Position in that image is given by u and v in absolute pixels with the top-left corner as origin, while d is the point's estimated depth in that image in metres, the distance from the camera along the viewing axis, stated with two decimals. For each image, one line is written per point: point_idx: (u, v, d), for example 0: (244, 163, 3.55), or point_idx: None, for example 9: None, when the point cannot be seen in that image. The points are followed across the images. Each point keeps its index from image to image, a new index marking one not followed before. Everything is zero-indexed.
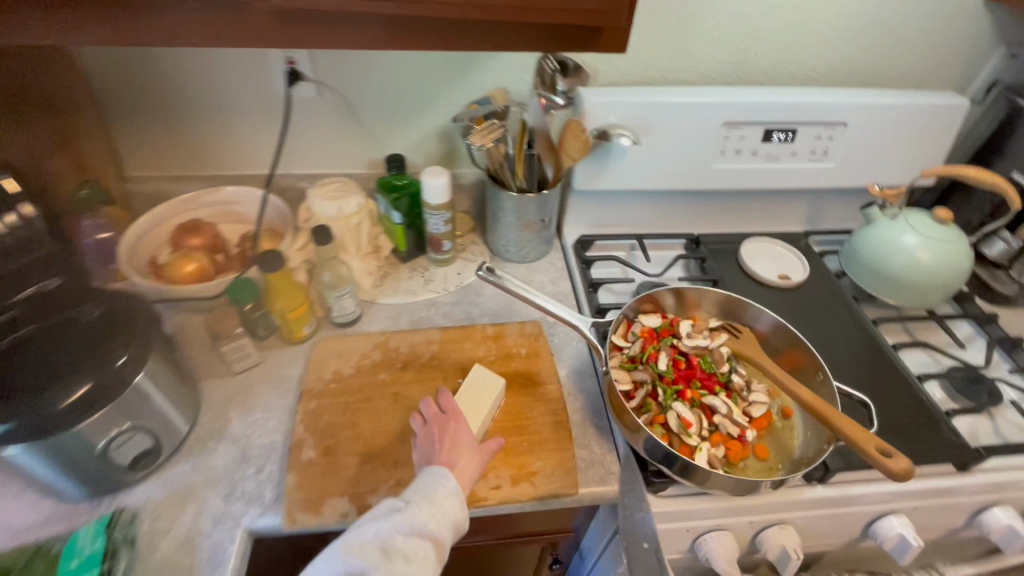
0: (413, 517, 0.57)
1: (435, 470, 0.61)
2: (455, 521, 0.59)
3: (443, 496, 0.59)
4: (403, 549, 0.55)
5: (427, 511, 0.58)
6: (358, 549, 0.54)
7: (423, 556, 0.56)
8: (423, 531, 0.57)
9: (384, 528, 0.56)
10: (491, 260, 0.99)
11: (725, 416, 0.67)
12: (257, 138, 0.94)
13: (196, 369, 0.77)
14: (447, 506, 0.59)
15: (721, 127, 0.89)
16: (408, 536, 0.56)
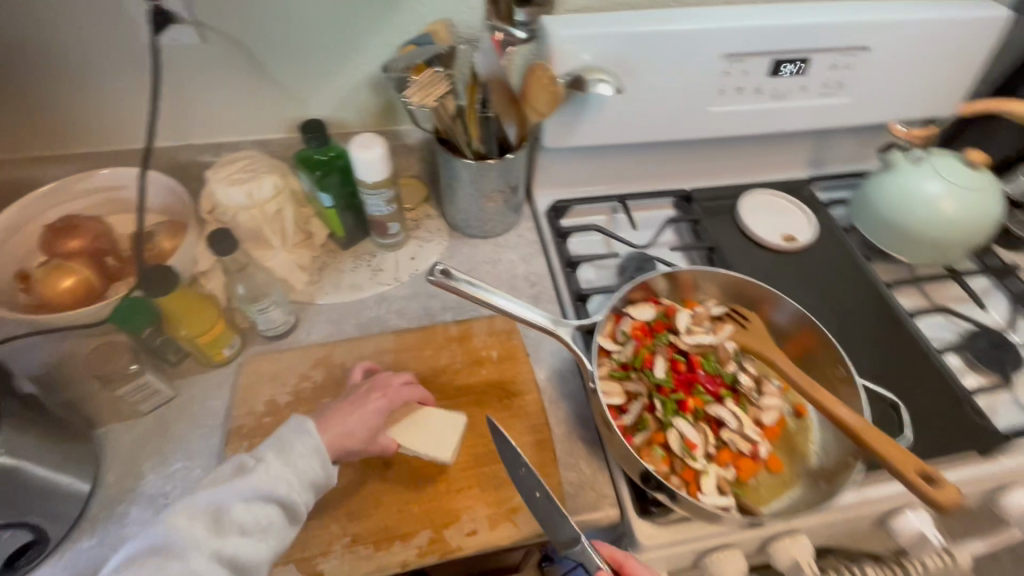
0: (259, 479, 0.52)
1: (294, 427, 0.56)
2: (313, 483, 0.54)
3: (300, 457, 0.54)
4: (240, 517, 0.50)
5: (277, 471, 0.52)
6: (188, 516, 0.49)
7: (265, 522, 0.50)
8: (270, 495, 0.51)
9: (225, 491, 0.51)
10: (450, 238, 0.83)
11: (735, 430, 0.57)
12: (133, 102, 0.73)
13: (93, 412, 0.62)
14: (301, 466, 0.53)
15: (721, 60, 0.72)
16: (251, 501, 0.50)
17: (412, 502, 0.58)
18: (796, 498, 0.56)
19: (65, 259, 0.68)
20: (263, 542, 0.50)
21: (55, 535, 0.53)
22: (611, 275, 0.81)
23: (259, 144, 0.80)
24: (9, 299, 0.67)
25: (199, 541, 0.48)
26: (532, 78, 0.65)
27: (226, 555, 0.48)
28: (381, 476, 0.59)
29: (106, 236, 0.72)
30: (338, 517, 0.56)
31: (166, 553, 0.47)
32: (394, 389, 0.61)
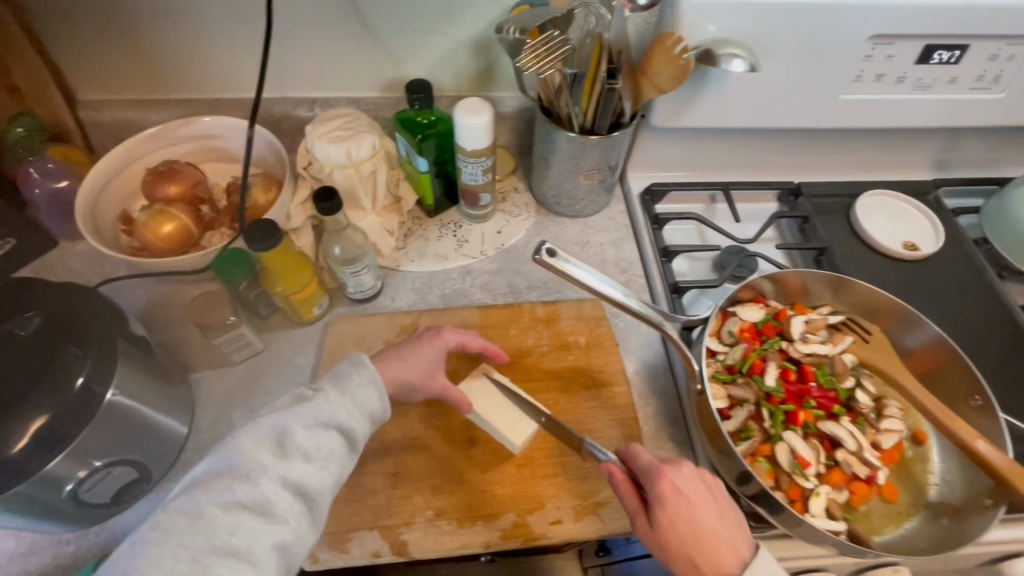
0: (320, 407, 0.50)
1: (352, 361, 0.54)
2: (371, 415, 0.52)
3: (358, 387, 0.52)
4: (304, 443, 0.48)
5: (338, 401, 0.51)
6: (251, 441, 0.47)
7: (329, 451, 0.49)
8: (331, 423, 0.50)
9: (287, 417, 0.48)
10: (537, 214, 0.80)
11: (851, 450, 0.53)
12: (236, 50, 0.71)
13: (188, 357, 0.63)
14: (359, 396, 0.52)
15: (866, 43, 0.64)
16: (314, 428, 0.49)
17: (496, 483, 0.56)
18: (912, 531, 0.52)
19: (165, 204, 0.68)
20: (327, 470, 0.48)
21: (156, 476, 0.54)
22: (706, 269, 0.76)
23: (352, 102, 0.78)
24: (113, 240, 0.69)
25: (265, 466, 0.46)
26: (658, 47, 0.59)
27: (291, 480, 0.46)
28: (466, 453, 0.58)
29: (202, 183, 0.71)
30: (422, 489, 0.56)
31: (232, 475, 0.45)
32: (443, 335, 0.59)
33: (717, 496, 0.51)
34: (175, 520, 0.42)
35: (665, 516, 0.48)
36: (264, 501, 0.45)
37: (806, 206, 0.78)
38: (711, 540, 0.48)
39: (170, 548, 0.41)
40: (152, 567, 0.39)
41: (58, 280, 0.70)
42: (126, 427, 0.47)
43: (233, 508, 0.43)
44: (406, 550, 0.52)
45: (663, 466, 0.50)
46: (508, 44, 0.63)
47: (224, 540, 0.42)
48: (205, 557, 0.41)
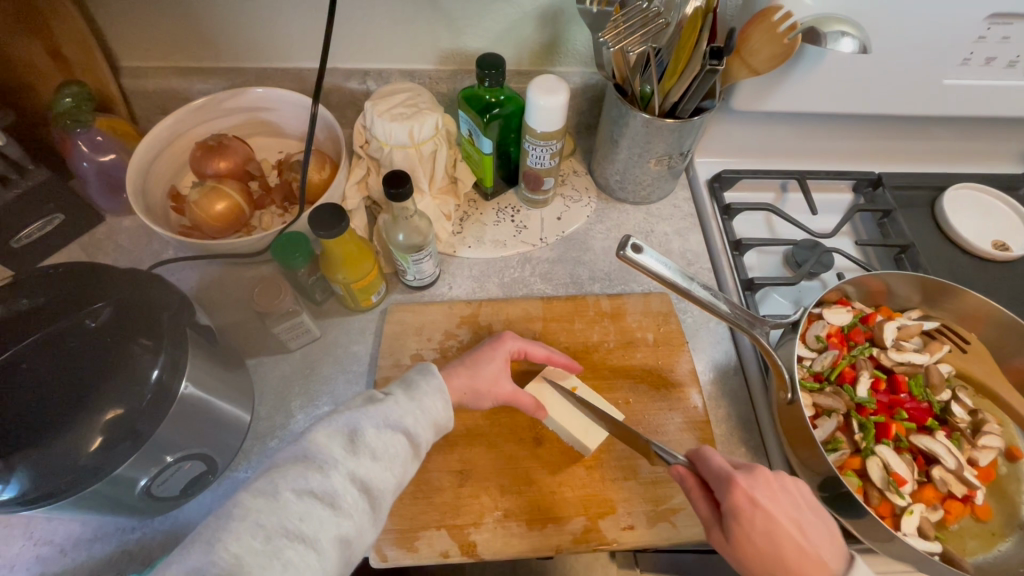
0: (389, 410, 0.49)
1: (420, 368, 0.53)
2: (435, 423, 0.51)
3: (427, 394, 0.51)
4: (373, 442, 0.46)
5: (406, 407, 0.49)
6: (326, 434, 0.46)
7: (396, 452, 0.47)
8: (399, 426, 0.48)
9: (359, 416, 0.47)
10: (598, 200, 0.76)
11: (949, 468, 0.50)
12: (289, 16, 0.66)
13: (245, 343, 0.62)
14: (426, 404, 0.50)
15: (983, 22, 0.58)
16: (382, 429, 0.47)
17: (565, 485, 0.54)
18: (1006, 553, 0.49)
19: (217, 181, 0.64)
20: (392, 472, 0.47)
21: (221, 467, 0.53)
22: (778, 264, 0.71)
23: (406, 74, 0.72)
24: (164, 218, 0.66)
25: (337, 460, 0.45)
26: (759, 23, 0.54)
27: (359, 477, 0.45)
28: (533, 452, 0.56)
29: (252, 160, 0.68)
30: (490, 489, 0.54)
31: (304, 464, 0.44)
32: (505, 341, 0.57)
33: (795, 501, 0.46)
34: (253, 501, 0.41)
35: (738, 523, 0.45)
36: (332, 492, 0.43)
37: (887, 199, 0.73)
38: (795, 556, 0.44)
39: (245, 526, 0.39)
40: (230, 543, 0.38)
41: (107, 258, 0.68)
42: (196, 419, 0.46)
43: (306, 495, 0.42)
44: (475, 551, 0.51)
45: (733, 473, 0.46)
46: (589, 17, 0.59)
47: (295, 525, 0.41)
48: (276, 538, 0.40)
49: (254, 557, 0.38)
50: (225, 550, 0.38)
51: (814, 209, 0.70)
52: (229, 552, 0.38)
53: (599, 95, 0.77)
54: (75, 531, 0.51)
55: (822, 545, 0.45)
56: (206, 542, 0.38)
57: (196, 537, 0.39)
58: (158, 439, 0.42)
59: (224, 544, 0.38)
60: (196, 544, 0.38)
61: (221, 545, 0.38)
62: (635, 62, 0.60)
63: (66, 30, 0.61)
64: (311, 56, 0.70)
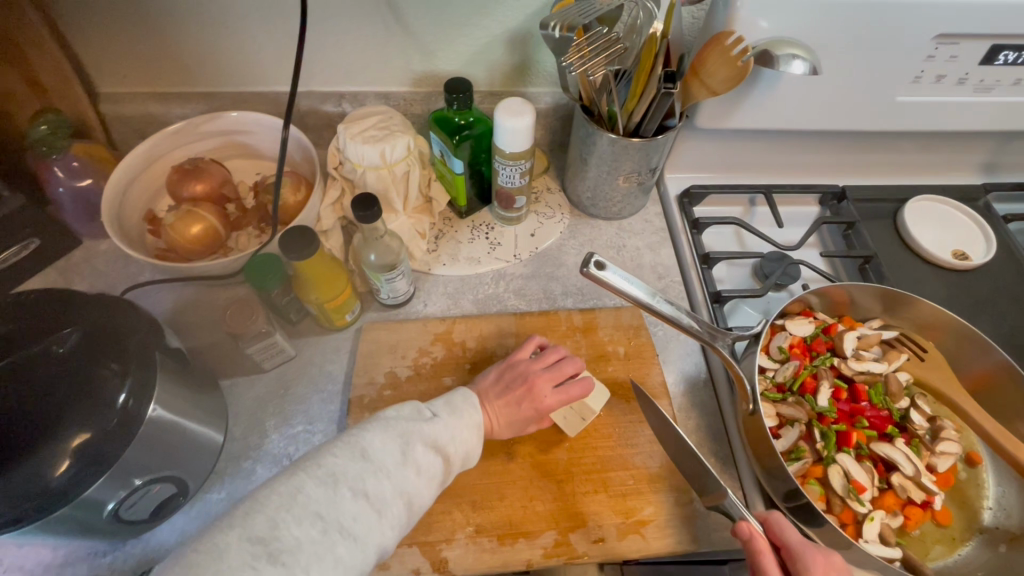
0: (437, 431, 0.50)
1: (465, 396, 0.55)
2: (471, 452, 0.52)
3: (469, 424, 0.53)
4: (421, 459, 0.48)
5: (450, 431, 0.51)
6: (383, 438, 0.47)
7: (435, 474, 0.49)
8: (442, 449, 0.50)
9: (412, 430, 0.49)
10: (571, 215, 0.78)
11: (908, 475, 0.51)
12: (262, 43, 0.67)
13: (219, 364, 0.62)
14: (467, 435, 0.52)
15: (930, 43, 0.61)
16: (429, 449, 0.49)
17: (537, 499, 0.55)
18: (965, 557, 0.51)
19: (193, 204, 0.65)
20: (429, 490, 0.48)
21: (193, 489, 0.53)
22: (747, 276, 0.73)
23: (380, 96, 0.74)
24: (140, 241, 0.67)
25: (388, 467, 0.46)
26: (714, 46, 0.56)
27: (405, 490, 0.46)
28: (504, 467, 0.57)
29: (229, 182, 0.69)
30: (462, 505, 0.54)
31: (360, 463, 0.45)
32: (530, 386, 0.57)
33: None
34: (315, 488, 0.42)
35: None
36: (382, 499, 0.44)
37: (850, 211, 0.76)
38: None
39: (304, 512, 0.40)
40: (290, 526, 0.39)
41: (83, 281, 0.68)
42: (167, 441, 0.47)
43: (361, 496, 0.43)
44: (446, 567, 0.51)
45: (816, 549, 0.45)
46: (552, 41, 0.60)
47: (348, 523, 0.42)
48: (332, 533, 0.40)
49: (312, 547, 0.39)
50: (287, 530, 0.39)
51: (780, 222, 0.72)
52: (292, 533, 0.39)
53: (570, 114, 0.79)
54: (45, 556, 0.51)
55: None
56: (267, 514, 0.39)
57: (261, 504, 0.40)
58: (125, 463, 0.43)
59: (285, 529, 0.39)
60: (260, 515, 0.39)
61: (281, 524, 0.39)
62: (599, 84, 0.62)
63: (44, 59, 0.63)
64: (286, 80, 0.72)
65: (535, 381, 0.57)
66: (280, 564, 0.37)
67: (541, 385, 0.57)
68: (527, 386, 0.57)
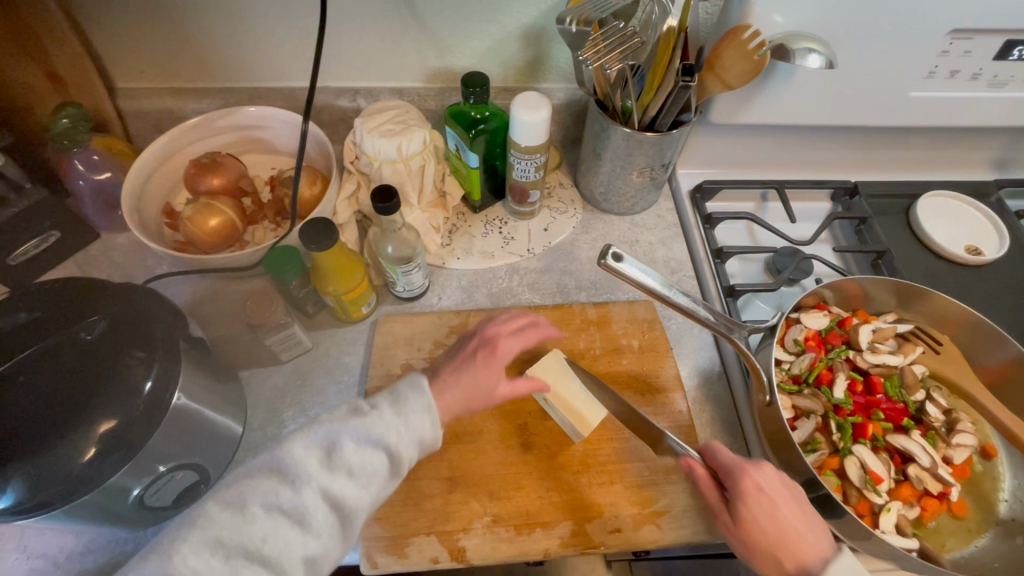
0: (372, 425, 0.48)
1: (410, 381, 0.51)
2: (420, 441, 0.50)
3: (414, 411, 0.49)
4: (350, 459, 0.46)
5: (390, 422, 0.48)
6: (303, 447, 0.45)
7: (373, 472, 0.47)
8: (380, 444, 0.47)
9: (339, 430, 0.47)
10: (584, 210, 0.78)
11: (924, 466, 0.52)
12: (280, 38, 0.68)
13: (237, 355, 0.63)
14: (413, 422, 0.49)
15: (944, 38, 0.61)
16: (361, 446, 0.47)
17: (553, 490, 0.55)
18: (982, 548, 0.51)
19: (210, 198, 0.65)
20: (368, 490, 0.46)
21: (213, 478, 0.54)
22: (760, 271, 0.73)
23: (395, 92, 0.75)
24: (158, 234, 0.67)
25: (310, 475, 0.45)
26: (730, 40, 0.56)
27: (331, 494, 0.45)
28: (520, 458, 0.57)
29: (245, 176, 0.70)
30: (479, 495, 0.55)
31: (277, 476, 0.44)
32: (498, 348, 0.56)
33: (800, 499, 0.48)
34: (220, 513, 0.41)
35: (747, 511, 0.47)
36: (302, 510, 0.43)
37: (863, 207, 0.76)
38: (793, 538, 0.46)
39: (204, 540, 0.40)
40: (188, 559, 0.39)
41: (102, 274, 0.69)
42: (189, 429, 0.47)
43: (275, 512, 0.43)
44: (464, 556, 0.52)
45: (746, 464, 0.49)
46: (569, 36, 0.61)
47: (257, 545, 0.41)
48: (238, 559, 0.40)
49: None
50: (184, 563, 0.39)
51: (792, 217, 0.72)
52: (188, 566, 0.39)
53: (583, 110, 0.79)
54: (69, 543, 0.51)
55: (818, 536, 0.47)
56: (165, 551, 0.39)
57: (152, 547, 0.40)
58: (151, 449, 0.43)
59: (182, 559, 0.39)
60: (152, 555, 0.39)
61: (178, 558, 0.39)
62: (614, 79, 0.63)
63: (64, 54, 0.64)
64: (302, 75, 0.72)
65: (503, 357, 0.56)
66: None
67: (502, 340, 0.57)
68: (486, 340, 0.57)
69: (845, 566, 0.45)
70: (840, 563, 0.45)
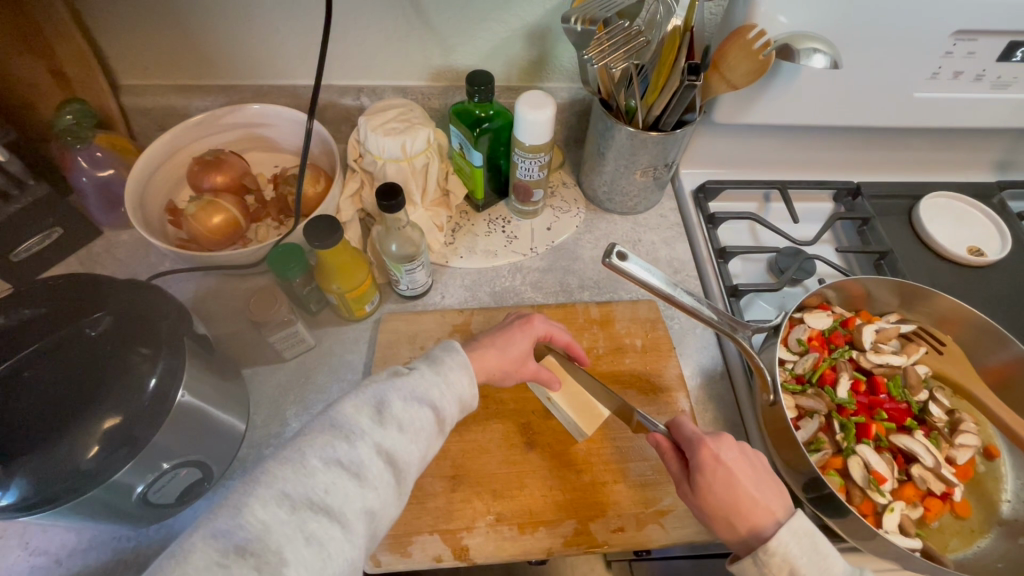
0: (415, 383, 0.49)
1: (445, 346, 0.54)
2: (460, 398, 0.51)
3: (451, 369, 0.51)
4: (400, 414, 0.47)
5: (432, 380, 0.50)
6: (354, 406, 0.47)
7: (421, 425, 0.48)
8: (425, 399, 0.49)
9: (385, 388, 0.48)
10: (587, 210, 0.78)
11: (928, 466, 0.52)
12: (284, 36, 0.68)
13: (240, 353, 0.63)
14: (452, 378, 0.51)
15: (949, 39, 0.61)
16: (409, 401, 0.48)
17: (556, 489, 0.55)
18: (984, 549, 0.51)
19: (214, 195, 0.65)
20: (417, 445, 0.47)
21: (217, 475, 0.53)
22: (762, 271, 0.73)
23: (398, 91, 0.75)
24: (161, 231, 0.67)
25: (363, 430, 0.45)
26: (736, 40, 0.56)
27: (385, 448, 0.45)
28: (524, 456, 0.57)
29: (249, 174, 0.70)
30: (482, 494, 0.55)
31: (332, 433, 0.44)
32: (534, 323, 0.59)
33: (758, 468, 0.49)
34: (280, 468, 0.42)
35: (703, 480, 0.48)
36: (359, 463, 0.44)
37: (865, 207, 0.76)
38: (747, 506, 0.47)
39: (270, 493, 0.40)
40: (255, 508, 0.39)
41: (104, 271, 0.69)
42: (193, 426, 0.47)
43: (333, 465, 0.43)
44: (467, 555, 0.52)
45: (704, 436, 0.50)
46: (574, 36, 0.61)
47: (320, 497, 0.41)
48: (302, 509, 0.40)
49: (281, 527, 0.39)
50: (252, 515, 0.39)
51: (795, 217, 0.73)
52: (256, 518, 0.39)
53: (586, 109, 0.80)
54: (72, 540, 0.51)
55: (777, 504, 0.47)
56: (233, 506, 0.39)
57: (223, 502, 0.40)
58: (156, 446, 0.43)
59: (250, 510, 0.39)
60: (223, 509, 0.39)
61: (248, 510, 0.39)
62: (619, 78, 0.63)
63: (69, 50, 0.64)
64: (306, 73, 0.72)
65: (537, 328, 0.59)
66: (248, 553, 0.37)
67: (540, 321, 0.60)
68: (526, 317, 0.60)
69: (794, 528, 0.45)
70: (792, 527, 0.45)
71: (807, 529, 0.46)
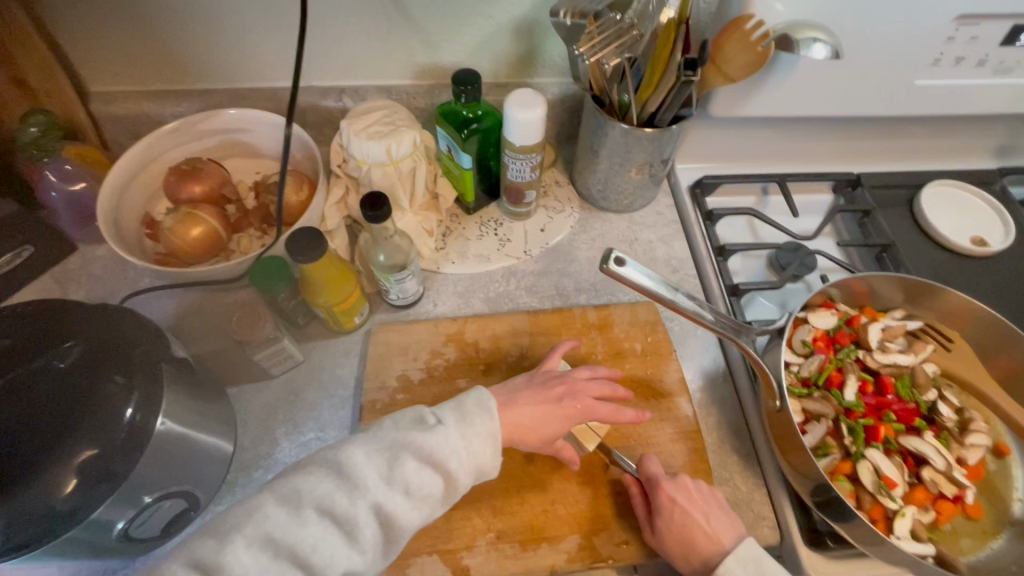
0: (436, 444, 0.46)
1: (479, 399, 0.50)
2: (478, 469, 0.48)
3: (476, 437, 0.47)
4: (411, 478, 0.45)
5: (453, 445, 0.47)
6: (367, 455, 0.45)
7: (428, 493, 0.45)
8: (440, 465, 0.46)
9: (404, 443, 0.46)
10: (581, 209, 0.76)
11: (940, 469, 0.51)
12: (260, 37, 0.65)
13: (225, 372, 0.60)
14: (474, 447, 0.47)
15: (950, 24, 0.59)
16: (423, 465, 0.45)
17: (558, 502, 0.54)
18: (998, 551, 0.50)
19: (191, 206, 0.62)
20: (419, 511, 0.45)
21: (204, 502, 0.51)
22: (763, 268, 0.71)
23: (382, 90, 0.72)
24: (137, 246, 0.65)
25: (368, 487, 0.43)
26: (732, 32, 0.54)
27: (385, 510, 0.44)
28: (524, 470, 0.55)
29: (228, 183, 0.67)
30: (482, 510, 0.53)
31: (339, 483, 0.43)
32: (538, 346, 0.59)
33: (710, 499, 0.51)
34: (274, 510, 0.41)
35: (661, 520, 0.50)
36: (353, 522, 0.42)
37: (866, 198, 0.74)
38: (699, 540, 0.49)
39: (256, 535, 0.40)
40: (239, 547, 0.39)
41: (80, 288, 0.66)
42: (176, 456, 0.45)
43: (328, 517, 0.42)
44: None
45: (663, 477, 0.52)
46: (563, 30, 0.58)
47: (307, 550, 0.40)
48: (284, 561, 0.40)
49: (259, 574, 0.39)
50: (234, 556, 0.39)
51: (795, 212, 0.71)
52: (238, 560, 0.39)
53: (578, 105, 0.77)
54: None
55: (730, 535, 0.49)
56: (219, 539, 0.39)
57: (213, 532, 0.40)
58: (136, 480, 0.41)
59: (233, 551, 0.39)
60: (209, 540, 0.39)
61: (231, 548, 0.39)
62: (611, 73, 0.60)
63: (31, 58, 0.60)
64: (286, 75, 0.69)
65: (576, 381, 0.55)
66: None
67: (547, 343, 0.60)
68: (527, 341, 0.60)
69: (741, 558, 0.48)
70: (739, 555, 0.48)
71: (755, 554, 0.48)
